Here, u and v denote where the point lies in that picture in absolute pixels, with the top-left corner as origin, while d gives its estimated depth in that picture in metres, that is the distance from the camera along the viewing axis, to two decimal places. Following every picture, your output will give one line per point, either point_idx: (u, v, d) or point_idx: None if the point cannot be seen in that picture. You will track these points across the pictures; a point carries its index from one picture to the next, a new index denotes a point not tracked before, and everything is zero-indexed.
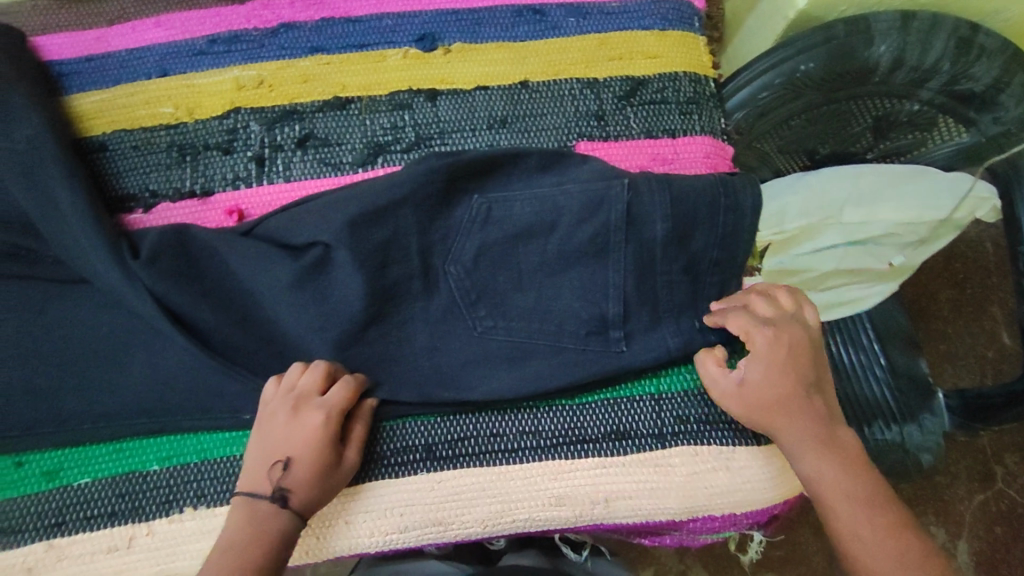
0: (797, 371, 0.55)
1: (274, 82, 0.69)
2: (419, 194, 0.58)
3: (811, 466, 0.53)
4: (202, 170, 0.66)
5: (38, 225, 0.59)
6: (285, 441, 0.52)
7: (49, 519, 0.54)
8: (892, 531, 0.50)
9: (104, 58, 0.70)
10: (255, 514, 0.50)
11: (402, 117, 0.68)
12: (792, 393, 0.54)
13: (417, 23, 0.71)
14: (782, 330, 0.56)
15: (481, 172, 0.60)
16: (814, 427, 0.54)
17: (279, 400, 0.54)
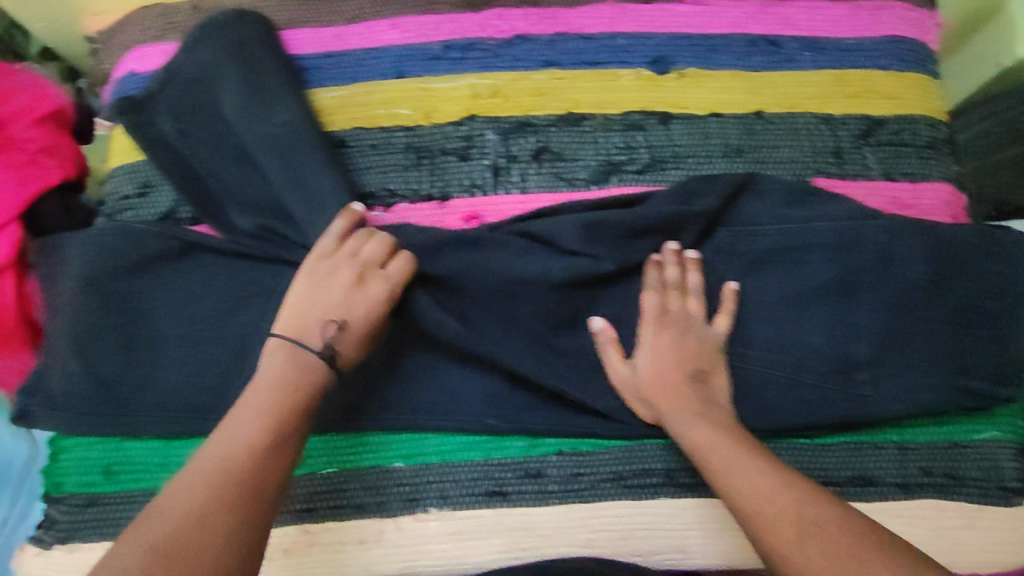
0: (682, 355, 0.57)
1: (509, 93, 0.70)
2: (670, 223, 0.60)
3: (687, 435, 0.54)
4: (441, 174, 0.67)
5: (302, 219, 0.63)
6: (338, 300, 0.56)
7: (300, 504, 0.59)
8: (768, 490, 0.49)
9: (342, 56, 0.71)
10: (300, 361, 0.54)
11: (635, 137, 0.68)
12: (682, 374, 0.56)
13: (651, 44, 0.70)
14: (654, 313, 0.58)
15: (728, 203, 0.61)
16: (694, 404, 0.55)
17: (339, 263, 0.58)
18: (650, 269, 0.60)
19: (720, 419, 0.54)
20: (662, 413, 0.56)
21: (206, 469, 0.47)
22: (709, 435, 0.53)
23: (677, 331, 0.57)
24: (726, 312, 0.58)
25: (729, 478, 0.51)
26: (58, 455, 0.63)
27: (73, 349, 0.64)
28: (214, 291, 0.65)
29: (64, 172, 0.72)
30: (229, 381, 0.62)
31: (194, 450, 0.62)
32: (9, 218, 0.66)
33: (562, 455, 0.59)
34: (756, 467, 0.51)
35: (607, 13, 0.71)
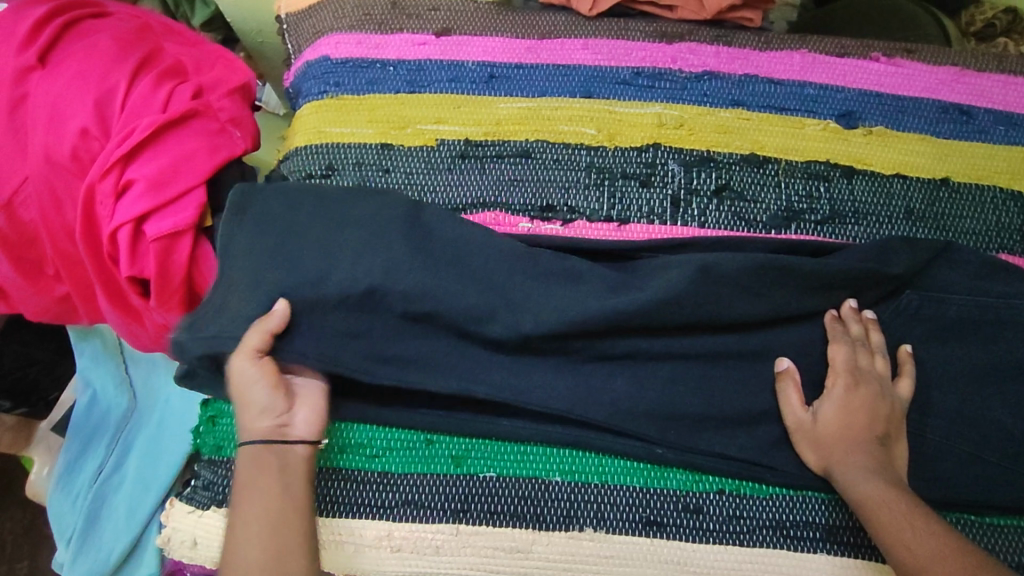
0: (874, 415, 0.57)
1: (694, 126, 0.70)
2: (864, 279, 0.61)
3: (860, 485, 0.55)
4: (618, 198, 0.68)
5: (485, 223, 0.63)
6: (245, 403, 0.57)
7: (456, 503, 0.58)
8: (940, 554, 0.50)
9: (532, 68, 0.72)
10: (266, 450, 0.55)
11: (818, 187, 0.69)
12: (872, 435, 0.57)
13: (840, 98, 0.71)
14: (845, 367, 0.59)
15: (922, 268, 0.61)
16: (869, 462, 0.56)
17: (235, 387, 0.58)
18: (836, 323, 0.61)
19: (893, 478, 0.55)
20: (840, 464, 0.56)
21: (241, 528, 0.53)
22: (878, 489, 0.54)
23: (868, 390, 0.58)
24: (907, 374, 0.59)
25: (891, 529, 0.52)
26: (216, 420, 0.62)
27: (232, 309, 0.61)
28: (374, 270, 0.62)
29: (247, 144, 0.71)
30: (384, 372, 0.58)
31: (353, 435, 0.60)
32: (198, 182, 0.66)
33: (724, 494, 0.59)
34: (927, 529, 0.52)
35: (799, 62, 0.73)
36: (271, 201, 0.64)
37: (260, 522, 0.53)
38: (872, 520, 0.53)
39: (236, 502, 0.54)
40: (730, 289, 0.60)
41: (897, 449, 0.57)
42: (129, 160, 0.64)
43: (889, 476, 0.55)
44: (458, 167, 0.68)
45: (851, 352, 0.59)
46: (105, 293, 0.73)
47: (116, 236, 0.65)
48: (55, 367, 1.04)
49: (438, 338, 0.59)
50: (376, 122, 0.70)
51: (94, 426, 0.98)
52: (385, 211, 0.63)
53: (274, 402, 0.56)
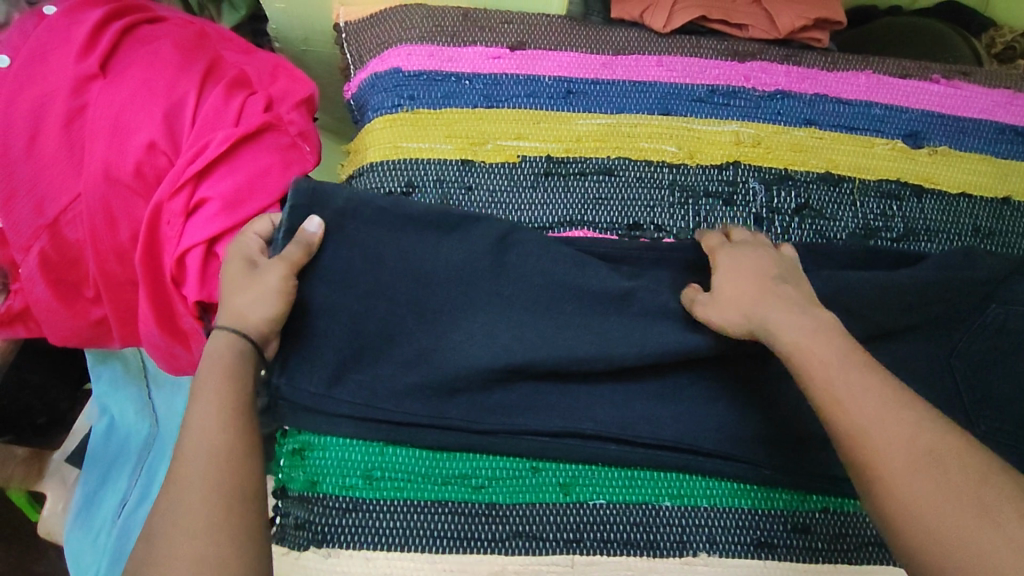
0: (756, 266, 0.57)
1: (771, 145, 0.71)
2: (957, 291, 0.63)
3: (794, 350, 0.50)
4: (705, 216, 0.67)
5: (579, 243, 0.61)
6: (242, 288, 0.54)
7: (568, 533, 0.57)
8: (943, 460, 0.43)
9: (609, 84, 0.71)
10: (228, 350, 0.52)
11: (891, 206, 0.70)
12: (765, 282, 0.55)
13: (905, 118, 0.73)
14: (726, 253, 0.59)
15: (1006, 278, 0.64)
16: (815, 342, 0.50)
17: (235, 268, 0.56)
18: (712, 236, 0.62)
19: (844, 351, 0.49)
20: (761, 319, 0.53)
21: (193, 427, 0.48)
22: (857, 377, 0.47)
23: (737, 255, 0.58)
24: (728, 251, 0.59)
25: (855, 408, 0.46)
26: (303, 453, 0.58)
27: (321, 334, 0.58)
28: (473, 296, 0.60)
29: (315, 160, 0.67)
30: (490, 400, 0.58)
31: (456, 465, 0.58)
32: (273, 201, 0.62)
33: (829, 512, 0.60)
34: (858, 400, 0.46)
35: (864, 83, 0.75)
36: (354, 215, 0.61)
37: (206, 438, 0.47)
38: (830, 401, 0.47)
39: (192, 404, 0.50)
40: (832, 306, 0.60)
41: (855, 345, 0.50)
42: (199, 177, 0.60)
43: (885, 373, 0.49)
44: (543, 185, 0.67)
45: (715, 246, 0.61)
46: (151, 316, 0.65)
47: (184, 257, 0.60)
48: (47, 391, 0.96)
49: (545, 362, 0.57)
50: (454, 137, 0.68)
51: (114, 454, 0.90)
52: (476, 237, 0.62)
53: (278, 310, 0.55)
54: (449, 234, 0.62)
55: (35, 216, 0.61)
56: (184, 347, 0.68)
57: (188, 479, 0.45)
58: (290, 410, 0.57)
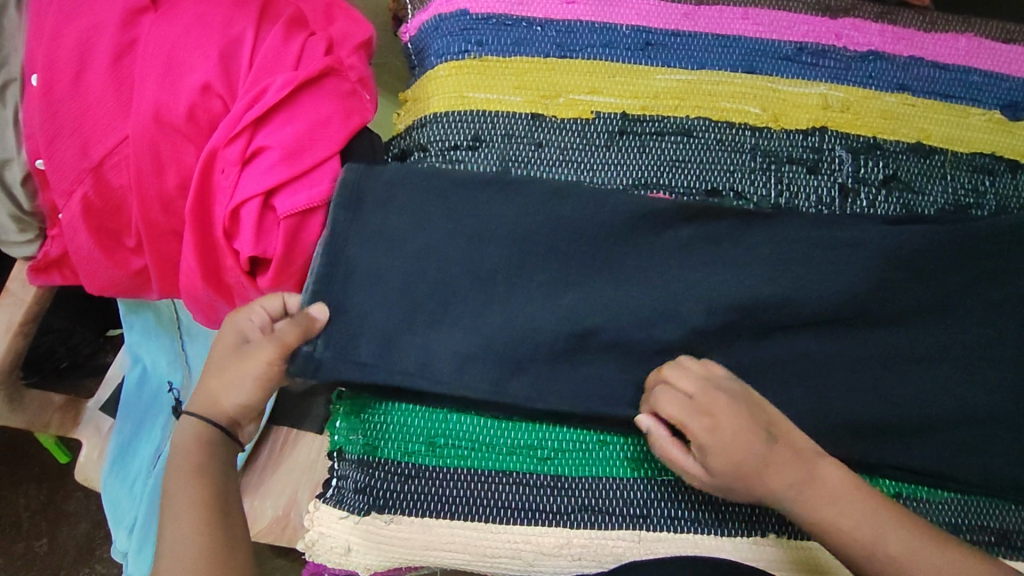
0: (746, 440, 0.49)
1: (860, 110, 0.66)
2: None
3: (827, 528, 0.48)
4: (788, 184, 0.63)
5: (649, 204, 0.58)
6: (221, 376, 0.53)
7: (634, 508, 0.53)
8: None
9: (690, 36, 0.66)
10: (194, 437, 0.53)
11: (984, 181, 0.66)
12: (758, 449, 0.49)
13: (1005, 87, 0.69)
14: (713, 436, 0.49)
15: None
16: (788, 474, 0.49)
17: (222, 346, 0.54)
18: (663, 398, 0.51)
19: (868, 502, 0.48)
20: (772, 491, 0.49)
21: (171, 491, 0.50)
22: (882, 525, 0.47)
23: (721, 431, 0.49)
24: (710, 407, 0.49)
25: (882, 556, 0.47)
26: (360, 415, 0.56)
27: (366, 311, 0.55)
28: (538, 263, 0.56)
29: (375, 109, 0.63)
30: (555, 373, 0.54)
31: (522, 435, 0.55)
32: (332, 152, 0.58)
33: (900, 498, 0.58)
34: (900, 553, 0.47)
35: (964, 47, 0.70)
36: (404, 180, 0.58)
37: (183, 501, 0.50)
38: (867, 558, 0.47)
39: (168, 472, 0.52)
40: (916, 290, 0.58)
41: (835, 466, 0.49)
42: (257, 126, 0.56)
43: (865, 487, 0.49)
44: (616, 144, 0.62)
45: (686, 421, 0.50)
46: (197, 269, 0.61)
47: (238, 210, 0.57)
48: (70, 335, 0.91)
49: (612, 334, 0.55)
50: (525, 89, 0.63)
51: (147, 404, 0.87)
52: (537, 193, 0.58)
53: (256, 396, 0.54)
54: (506, 188, 0.58)
55: (79, 158, 0.58)
56: (226, 300, 0.65)
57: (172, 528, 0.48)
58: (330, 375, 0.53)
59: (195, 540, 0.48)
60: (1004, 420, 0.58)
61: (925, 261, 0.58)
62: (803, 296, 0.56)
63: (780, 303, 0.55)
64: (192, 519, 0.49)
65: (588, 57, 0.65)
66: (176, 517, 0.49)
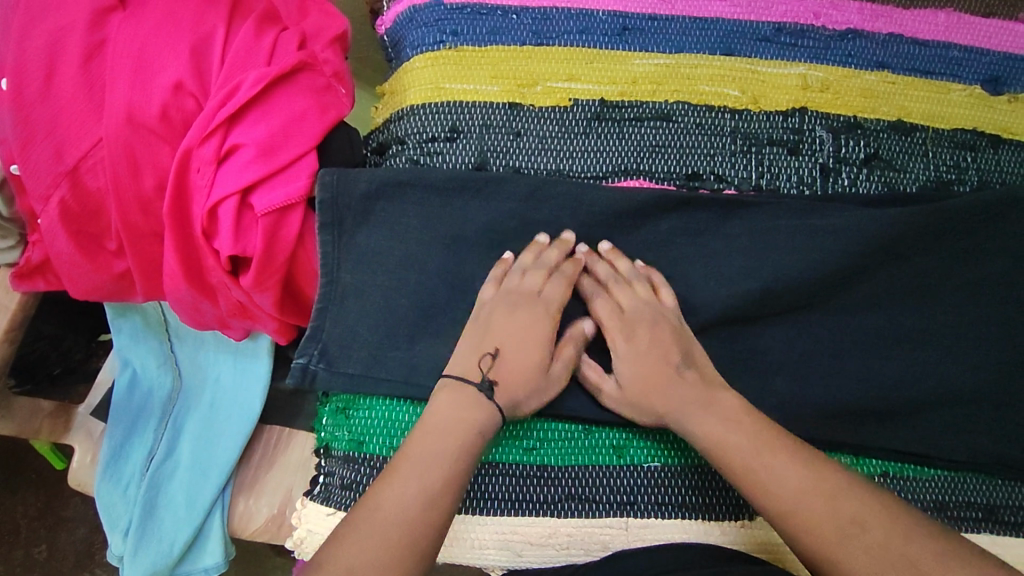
0: (658, 349, 0.52)
1: (840, 90, 0.66)
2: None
3: (714, 446, 0.49)
4: (769, 166, 0.63)
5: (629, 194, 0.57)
6: (519, 351, 0.52)
7: (621, 496, 0.53)
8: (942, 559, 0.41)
9: (668, 20, 0.66)
10: (470, 415, 0.49)
11: (965, 157, 0.65)
12: (666, 364, 0.52)
13: (986, 62, 0.68)
14: (628, 345, 0.53)
15: None
16: (688, 391, 0.51)
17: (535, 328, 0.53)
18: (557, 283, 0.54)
19: (759, 429, 0.48)
20: (667, 410, 0.51)
21: (404, 471, 0.45)
22: (759, 450, 0.47)
23: (639, 344, 0.53)
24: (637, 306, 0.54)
25: (768, 479, 0.46)
26: (346, 411, 0.56)
27: (354, 315, 0.56)
28: (519, 254, 0.57)
29: (351, 103, 0.62)
30: None
31: (505, 426, 0.55)
32: (309, 147, 0.58)
33: (889, 477, 0.58)
34: (777, 480, 0.46)
35: (944, 22, 0.69)
36: (379, 183, 0.57)
37: (416, 484, 0.45)
38: (755, 485, 0.46)
39: (411, 444, 0.47)
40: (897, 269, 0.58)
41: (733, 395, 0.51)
42: (231, 124, 0.56)
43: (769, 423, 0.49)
44: (595, 130, 0.62)
45: (612, 310, 0.54)
46: (178, 270, 0.61)
47: (217, 209, 0.56)
48: (62, 341, 0.91)
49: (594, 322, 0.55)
50: (501, 78, 0.63)
51: (137, 410, 0.86)
52: (514, 184, 0.58)
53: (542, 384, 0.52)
54: (485, 180, 0.58)
55: (53, 162, 0.57)
56: (209, 301, 0.65)
57: (387, 518, 0.43)
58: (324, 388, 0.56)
59: (422, 526, 0.43)
60: (991, 397, 0.58)
61: (908, 239, 0.58)
62: (784, 280, 0.56)
63: (760, 288, 0.56)
64: (428, 510, 0.44)
65: (564, 45, 0.64)
66: (404, 491, 0.44)
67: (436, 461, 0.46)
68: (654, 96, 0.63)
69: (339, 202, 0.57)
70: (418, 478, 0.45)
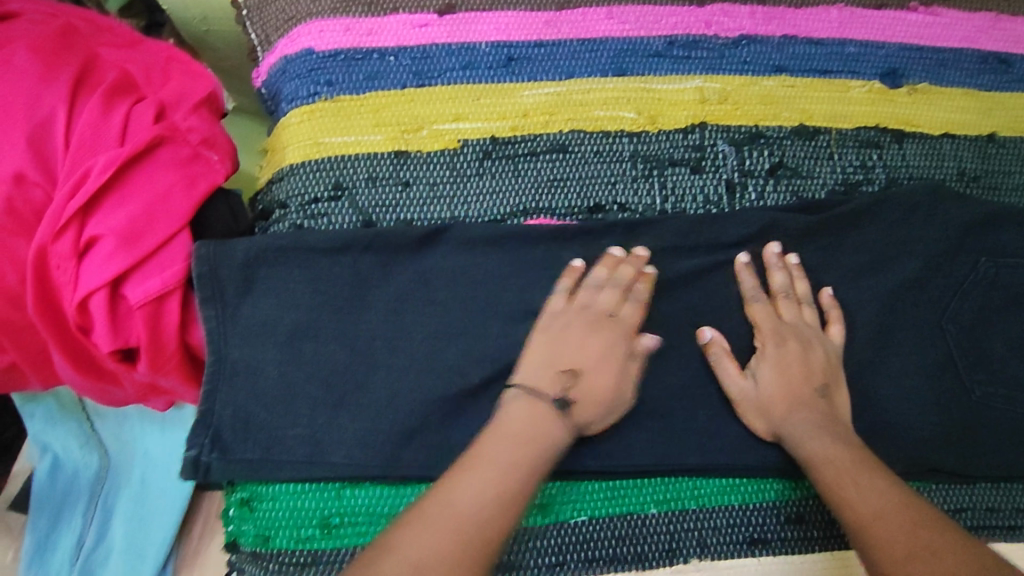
0: (793, 374, 0.53)
1: (738, 100, 0.64)
2: (931, 244, 0.60)
3: (817, 460, 0.50)
4: (672, 188, 0.60)
5: (518, 241, 0.56)
6: (587, 345, 0.51)
7: (549, 558, 0.52)
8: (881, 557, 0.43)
9: (554, 45, 0.63)
10: (529, 423, 0.47)
11: (871, 155, 0.64)
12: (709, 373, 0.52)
13: (882, 55, 0.67)
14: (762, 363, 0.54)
15: (981, 222, 0.61)
16: (822, 409, 0.52)
17: (567, 342, 0.51)
18: (629, 303, 0.53)
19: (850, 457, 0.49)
20: (786, 419, 0.52)
21: (424, 520, 0.42)
22: (880, 490, 0.47)
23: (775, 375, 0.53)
24: (836, 320, 0.57)
25: (867, 500, 0.47)
26: (251, 504, 0.53)
27: (246, 394, 0.53)
28: (416, 314, 0.54)
29: (229, 168, 0.58)
30: (445, 430, 0.52)
31: None
32: (180, 226, 0.54)
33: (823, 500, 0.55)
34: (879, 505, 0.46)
35: (836, 18, 0.67)
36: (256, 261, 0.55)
37: (442, 545, 0.40)
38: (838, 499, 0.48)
39: (478, 451, 0.46)
40: (773, 277, 0.57)
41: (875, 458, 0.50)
42: (88, 213, 0.51)
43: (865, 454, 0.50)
44: (488, 170, 0.59)
45: (593, 289, 0.53)
46: (65, 364, 0.56)
47: (85, 305, 0.51)
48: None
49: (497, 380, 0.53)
50: (384, 125, 0.59)
51: (62, 497, 0.73)
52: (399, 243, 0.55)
53: (613, 373, 0.51)
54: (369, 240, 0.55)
55: None
56: (116, 385, 0.59)
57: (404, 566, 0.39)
58: (221, 477, 0.52)
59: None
60: (913, 405, 0.57)
61: (805, 252, 0.59)
62: (681, 313, 0.56)
63: (659, 316, 0.55)
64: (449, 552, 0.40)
65: (448, 84, 0.61)
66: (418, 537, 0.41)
67: (469, 496, 0.43)
68: (547, 127, 0.61)
69: (218, 272, 0.54)
70: (459, 528, 0.41)
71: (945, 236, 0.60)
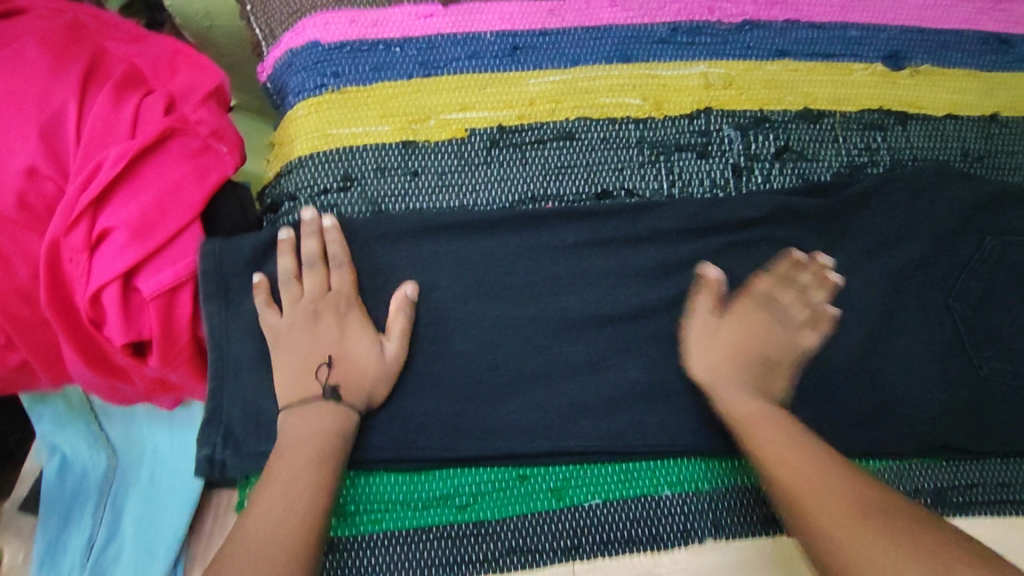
0: (347, 334, 0.53)
1: (743, 84, 0.64)
2: (937, 223, 0.60)
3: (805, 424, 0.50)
4: (679, 173, 0.61)
5: (526, 228, 0.56)
6: (333, 334, 0.53)
7: (565, 541, 0.52)
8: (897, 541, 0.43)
9: (560, 33, 0.63)
10: (318, 423, 0.50)
11: (876, 137, 0.64)
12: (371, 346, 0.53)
13: (884, 38, 0.67)
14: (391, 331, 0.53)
15: (985, 200, 0.61)
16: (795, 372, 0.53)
17: (319, 335, 0.53)
18: (336, 273, 0.54)
19: None
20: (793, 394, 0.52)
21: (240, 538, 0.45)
22: None
23: (352, 339, 0.53)
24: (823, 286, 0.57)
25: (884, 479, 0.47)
26: None
27: (260, 385, 0.54)
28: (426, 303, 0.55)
29: (238, 160, 0.58)
30: (458, 415, 0.53)
31: (436, 487, 0.53)
32: (192, 218, 0.54)
33: None
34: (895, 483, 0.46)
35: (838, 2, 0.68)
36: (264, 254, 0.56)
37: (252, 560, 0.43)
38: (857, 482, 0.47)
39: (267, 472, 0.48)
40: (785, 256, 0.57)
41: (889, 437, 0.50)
42: (101, 206, 0.51)
43: None
44: (496, 158, 0.59)
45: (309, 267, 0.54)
46: (77, 359, 0.55)
47: (98, 298, 0.51)
48: None
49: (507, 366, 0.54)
50: (391, 116, 0.59)
51: (72, 496, 0.73)
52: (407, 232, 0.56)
53: (391, 359, 0.52)
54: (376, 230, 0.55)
55: None
56: (125, 381, 0.59)
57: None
58: (237, 472, 0.53)
59: None
60: (922, 382, 0.57)
61: (811, 234, 0.59)
62: (689, 296, 0.56)
63: (667, 301, 0.56)
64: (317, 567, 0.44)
65: (455, 74, 0.61)
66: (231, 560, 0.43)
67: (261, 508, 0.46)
68: (553, 115, 0.61)
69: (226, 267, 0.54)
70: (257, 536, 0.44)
71: (951, 215, 0.61)
